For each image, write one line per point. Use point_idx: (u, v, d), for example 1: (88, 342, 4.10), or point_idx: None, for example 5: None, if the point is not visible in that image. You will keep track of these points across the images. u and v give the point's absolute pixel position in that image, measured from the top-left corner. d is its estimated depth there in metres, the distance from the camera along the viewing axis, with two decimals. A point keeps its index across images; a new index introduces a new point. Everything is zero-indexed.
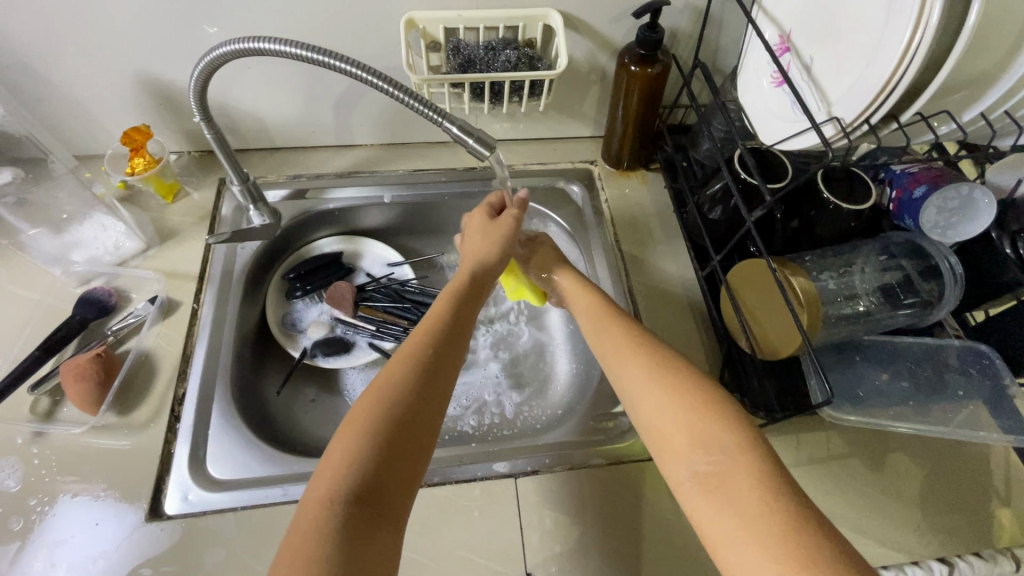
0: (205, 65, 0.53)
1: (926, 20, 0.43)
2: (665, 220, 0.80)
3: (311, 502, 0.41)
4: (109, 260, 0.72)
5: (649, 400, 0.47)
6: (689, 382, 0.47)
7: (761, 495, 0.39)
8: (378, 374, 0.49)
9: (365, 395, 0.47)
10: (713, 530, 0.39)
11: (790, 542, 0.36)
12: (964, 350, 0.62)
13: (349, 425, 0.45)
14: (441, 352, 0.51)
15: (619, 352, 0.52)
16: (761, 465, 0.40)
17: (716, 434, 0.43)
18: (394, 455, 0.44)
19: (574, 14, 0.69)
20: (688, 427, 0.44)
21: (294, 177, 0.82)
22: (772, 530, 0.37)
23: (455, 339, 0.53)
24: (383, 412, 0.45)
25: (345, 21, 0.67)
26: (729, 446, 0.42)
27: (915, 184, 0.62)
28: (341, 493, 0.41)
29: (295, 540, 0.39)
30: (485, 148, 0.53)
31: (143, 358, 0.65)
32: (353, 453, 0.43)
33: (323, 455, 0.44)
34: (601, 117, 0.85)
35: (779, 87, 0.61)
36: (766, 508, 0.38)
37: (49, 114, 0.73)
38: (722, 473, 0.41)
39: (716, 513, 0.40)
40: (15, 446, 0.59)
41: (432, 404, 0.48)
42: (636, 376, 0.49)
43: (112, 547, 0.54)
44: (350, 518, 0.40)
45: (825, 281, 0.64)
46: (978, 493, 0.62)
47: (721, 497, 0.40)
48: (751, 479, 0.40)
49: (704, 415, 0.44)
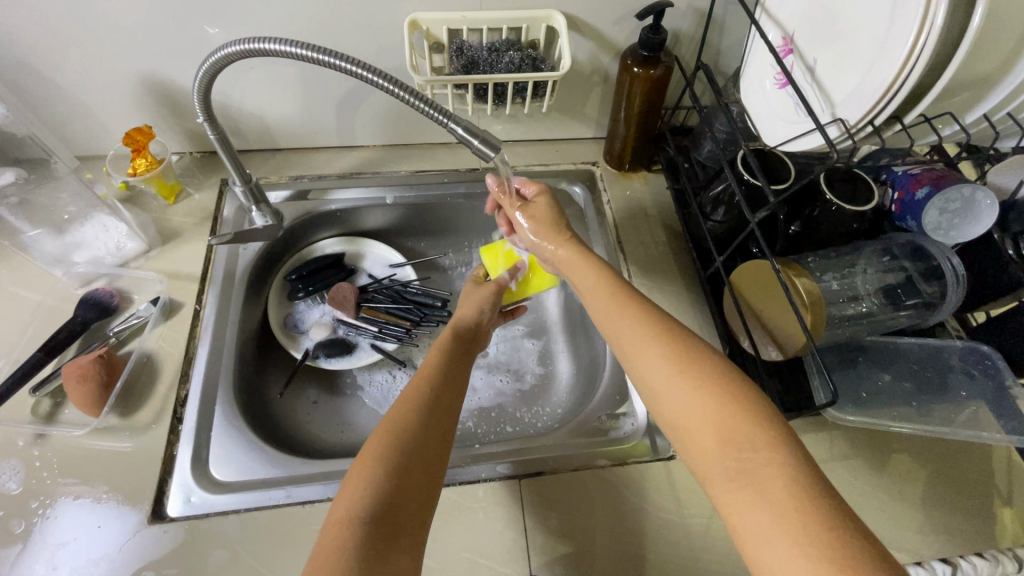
0: (209, 64, 0.53)
1: (932, 23, 0.43)
2: (667, 221, 0.80)
3: (334, 521, 0.42)
4: (111, 261, 0.71)
5: (674, 393, 0.47)
6: (715, 375, 0.47)
7: (793, 492, 0.39)
8: (391, 407, 0.51)
9: (380, 426, 0.49)
10: (744, 528, 0.39)
11: (827, 540, 0.36)
12: (966, 350, 0.63)
13: (367, 450, 0.47)
14: (443, 387, 0.55)
15: (638, 344, 0.52)
16: (791, 462, 0.40)
17: (747, 431, 0.43)
18: (409, 478, 0.46)
19: (576, 15, 0.69)
20: (714, 422, 0.44)
21: (296, 178, 0.81)
22: (804, 528, 0.37)
23: (454, 376, 0.57)
24: (392, 443, 0.47)
25: (349, 22, 0.67)
26: (758, 444, 0.42)
27: (918, 185, 0.62)
28: (359, 512, 0.42)
29: (317, 558, 0.40)
30: (491, 149, 0.53)
31: (144, 359, 0.65)
32: (371, 475, 0.45)
33: (343, 482, 0.45)
34: (603, 118, 0.85)
35: (782, 89, 0.61)
36: (798, 507, 0.38)
37: (50, 114, 0.72)
38: (753, 470, 0.41)
39: (747, 511, 0.39)
40: (16, 448, 0.58)
41: (437, 438, 0.50)
42: (661, 371, 0.49)
43: (115, 550, 0.53)
44: (369, 535, 0.41)
45: (828, 281, 0.64)
46: (981, 493, 0.62)
47: (751, 494, 0.40)
48: (782, 477, 0.39)
49: (729, 410, 0.44)
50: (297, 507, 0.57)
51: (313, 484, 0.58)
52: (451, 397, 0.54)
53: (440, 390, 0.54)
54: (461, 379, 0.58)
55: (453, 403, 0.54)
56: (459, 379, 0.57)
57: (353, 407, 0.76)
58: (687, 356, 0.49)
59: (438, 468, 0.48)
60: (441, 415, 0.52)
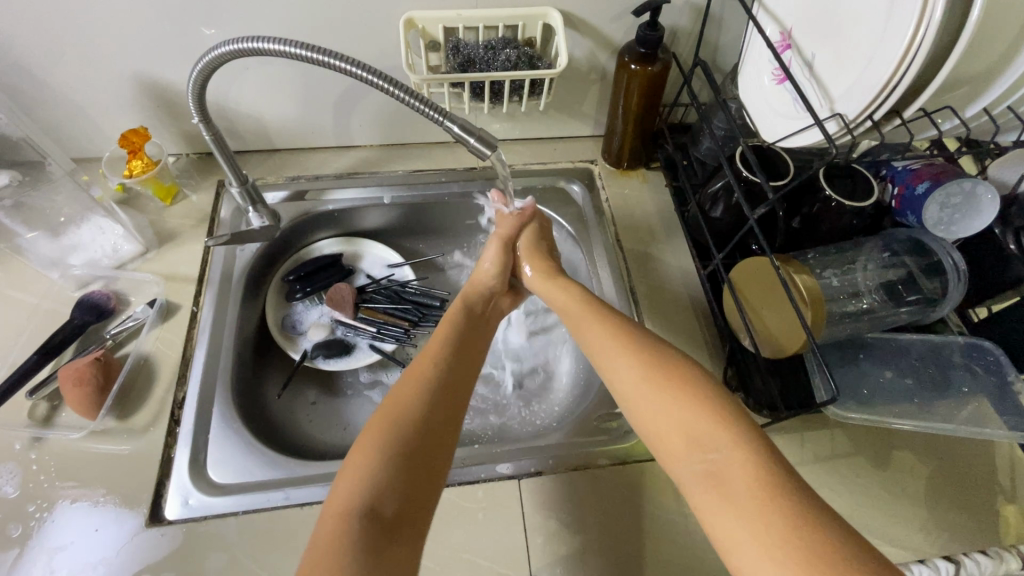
0: (203, 65, 0.53)
1: (930, 17, 0.42)
2: (666, 219, 0.79)
3: (332, 513, 0.43)
4: (107, 263, 0.71)
5: (645, 401, 0.49)
6: (686, 381, 0.49)
7: (758, 496, 0.40)
8: (391, 392, 0.52)
9: (381, 411, 0.50)
10: (718, 530, 0.40)
11: (793, 540, 0.37)
12: (969, 347, 0.62)
13: (365, 439, 0.48)
14: (450, 368, 0.55)
15: (611, 351, 0.54)
16: (760, 466, 0.41)
17: (716, 435, 0.44)
18: (411, 465, 0.47)
19: (573, 13, 0.69)
20: (686, 428, 0.46)
21: (293, 178, 0.81)
22: (774, 528, 0.38)
23: (461, 356, 0.58)
24: (393, 431, 0.48)
25: (345, 22, 0.67)
26: (725, 446, 0.43)
27: (918, 180, 0.61)
28: (357, 504, 0.43)
29: (316, 552, 0.41)
30: (486, 148, 0.53)
31: (142, 361, 0.65)
32: (369, 466, 0.45)
33: (341, 472, 0.46)
34: (601, 116, 0.85)
35: (780, 85, 0.60)
36: (769, 508, 0.39)
37: (46, 116, 0.72)
38: (728, 477, 0.42)
39: (719, 513, 0.41)
40: (14, 452, 0.58)
41: (442, 421, 0.51)
42: (633, 379, 0.51)
43: (112, 553, 0.53)
44: (369, 525, 0.42)
45: (829, 278, 0.64)
46: (984, 490, 0.61)
47: (721, 497, 0.41)
48: (749, 478, 0.41)
49: (699, 416, 0.46)
50: (295, 509, 0.56)
51: (313, 485, 0.58)
52: (457, 379, 0.55)
53: (446, 371, 0.55)
54: (472, 359, 0.59)
55: (459, 383, 0.55)
56: (468, 359, 0.58)
57: (353, 407, 0.76)
58: (655, 365, 0.51)
59: (445, 452, 0.49)
60: (448, 399, 0.52)
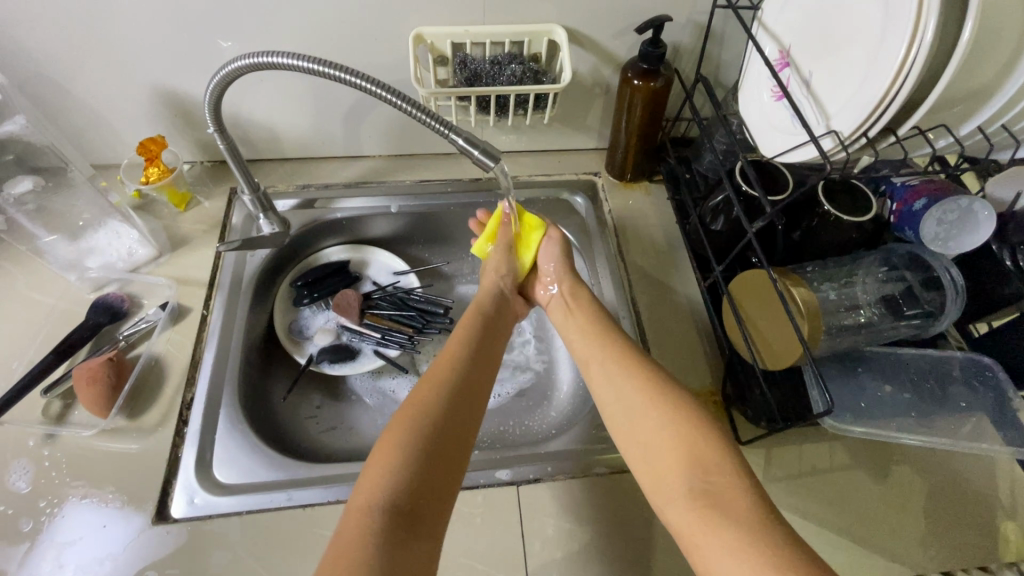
0: (220, 77, 0.55)
1: (921, 37, 0.44)
2: (667, 231, 0.81)
3: (354, 509, 0.45)
4: (122, 266, 0.73)
5: (651, 422, 0.52)
6: (689, 408, 0.52)
7: (750, 516, 0.43)
8: (410, 398, 0.55)
9: (401, 415, 0.53)
10: (708, 544, 0.43)
11: (784, 558, 0.39)
12: (966, 361, 0.62)
13: (388, 441, 0.50)
14: (465, 376, 0.58)
15: (618, 372, 0.57)
16: (751, 492, 0.45)
17: (716, 459, 0.47)
18: (430, 466, 0.49)
19: (578, 29, 0.71)
20: (690, 450, 0.48)
21: (303, 187, 0.83)
22: (766, 547, 0.40)
23: (478, 365, 0.60)
24: (416, 434, 0.50)
25: (356, 37, 0.69)
26: (724, 470, 0.46)
27: (916, 197, 0.63)
28: (380, 501, 0.45)
29: (339, 545, 0.43)
30: (490, 159, 0.54)
31: (153, 362, 0.66)
32: (390, 466, 0.48)
33: (363, 471, 0.48)
34: (605, 129, 0.86)
35: (779, 102, 0.62)
36: (761, 529, 0.41)
37: (69, 124, 0.75)
38: (718, 491, 0.45)
39: (711, 529, 0.43)
40: (27, 448, 0.60)
41: (459, 426, 0.53)
42: (641, 403, 0.54)
43: (120, 549, 0.54)
44: (391, 522, 0.44)
45: (826, 292, 0.64)
46: (983, 506, 0.61)
47: (716, 514, 0.44)
48: (744, 501, 0.44)
49: (699, 440, 0.49)
50: (297, 510, 0.57)
51: (316, 487, 0.59)
52: (474, 385, 0.58)
53: (462, 379, 0.57)
54: (486, 365, 0.61)
55: (476, 390, 0.57)
56: (484, 369, 0.61)
57: (357, 410, 0.77)
58: (661, 388, 0.54)
59: (462, 455, 0.52)
60: (465, 406, 0.55)
